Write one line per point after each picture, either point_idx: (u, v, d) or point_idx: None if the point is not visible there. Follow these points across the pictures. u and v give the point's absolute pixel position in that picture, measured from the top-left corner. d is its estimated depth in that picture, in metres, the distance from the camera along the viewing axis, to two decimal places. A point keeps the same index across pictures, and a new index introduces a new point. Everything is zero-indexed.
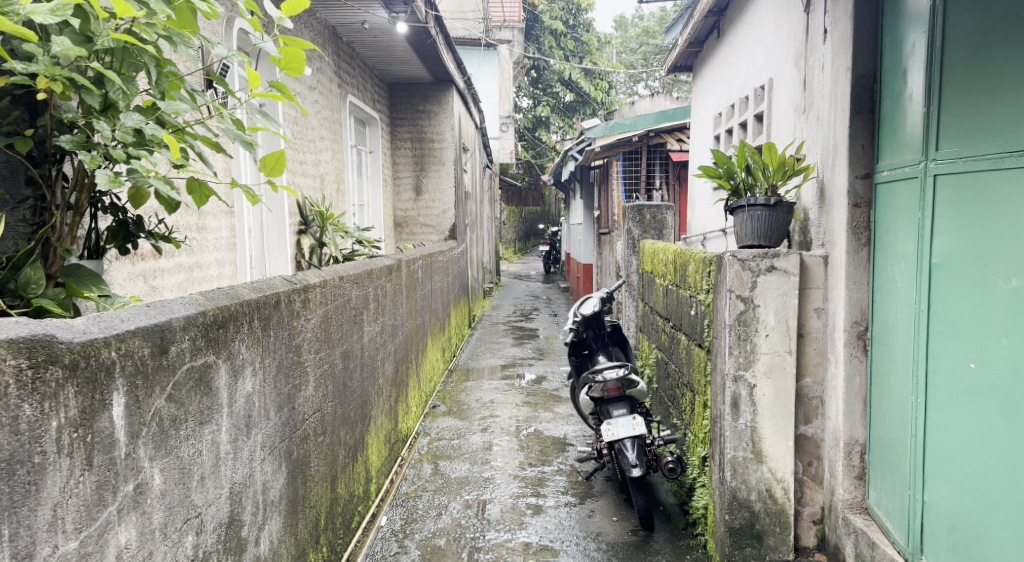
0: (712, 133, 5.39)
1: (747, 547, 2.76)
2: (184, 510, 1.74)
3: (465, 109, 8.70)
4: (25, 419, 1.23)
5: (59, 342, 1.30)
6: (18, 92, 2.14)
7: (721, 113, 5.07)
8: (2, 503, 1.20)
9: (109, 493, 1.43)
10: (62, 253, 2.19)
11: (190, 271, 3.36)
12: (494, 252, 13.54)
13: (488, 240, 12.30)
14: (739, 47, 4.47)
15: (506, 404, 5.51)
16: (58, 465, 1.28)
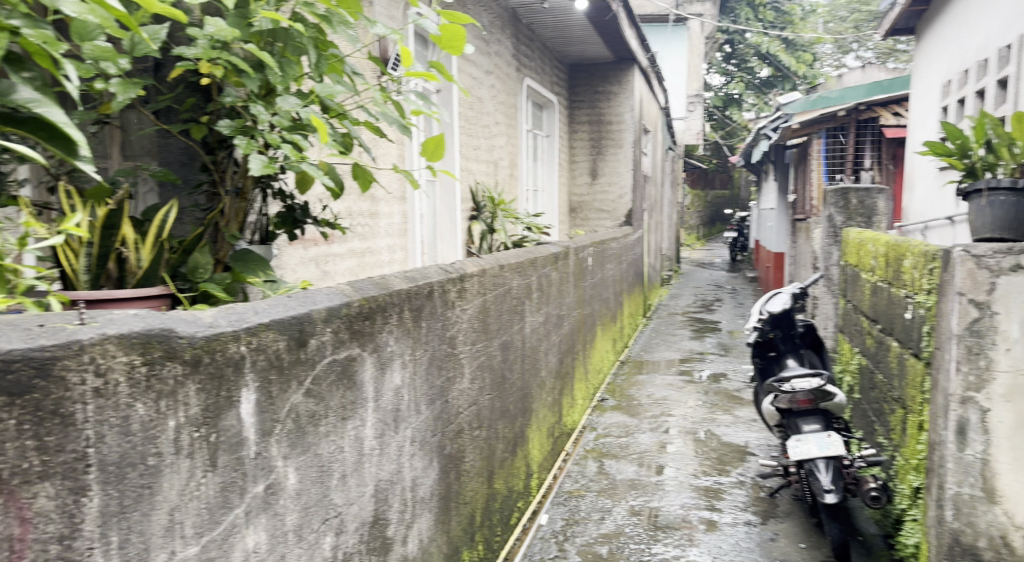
0: (940, 104, 4.74)
1: None
2: (322, 510, 1.65)
3: (648, 88, 8.35)
4: (138, 418, 1.11)
5: (179, 336, 1.20)
6: (189, 78, 2.13)
7: (952, 81, 4.42)
8: (111, 508, 1.07)
9: (235, 496, 1.33)
10: (229, 239, 2.19)
11: (361, 257, 3.36)
12: (676, 238, 13.06)
13: (668, 225, 11.87)
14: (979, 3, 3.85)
15: (681, 403, 5.19)
16: (175, 468, 1.18)
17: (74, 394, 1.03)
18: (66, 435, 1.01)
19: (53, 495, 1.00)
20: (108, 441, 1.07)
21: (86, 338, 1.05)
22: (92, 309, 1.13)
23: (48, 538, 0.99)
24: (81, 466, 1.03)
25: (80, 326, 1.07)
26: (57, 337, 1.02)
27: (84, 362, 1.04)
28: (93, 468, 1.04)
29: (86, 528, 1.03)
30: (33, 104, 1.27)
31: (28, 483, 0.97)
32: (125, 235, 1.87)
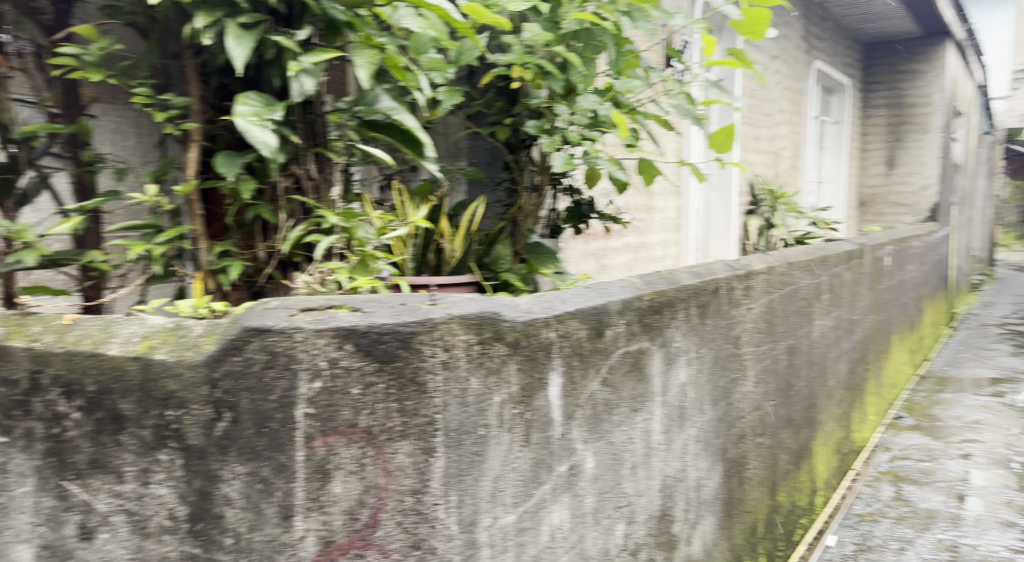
0: None
1: None
2: (615, 498, 1.69)
3: (963, 64, 7.47)
4: (472, 390, 1.26)
5: (504, 320, 1.32)
6: (499, 83, 2.33)
7: None
8: (451, 469, 1.23)
9: (544, 472, 1.43)
10: (525, 232, 2.35)
11: (638, 251, 3.42)
12: (991, 240, 11.54)
13: (982, 222, 10.52)
14: None
15: (997, 429, 4.58)
16: (499, 439, 1.31)
17: (428, 364, 1.20)
18: (421, 400, 1.20)
19: (410, 452, 1.19)
20: (451, 408, 1.23)
21: (438, 317, 1.21)
22: (437, 292, 1.30)
23: (404, 490, 1.19)
24: (429, 428, 1.21)
25: (431, 306, 1.24)
26: (415, 315, 1.21)
27: (436, 337, 1.21)
28: (439, 431, 1.21)
29: (433, 485, 1.21)
30: (391, 111, 1.79)
31: (392, 439, 1.18)
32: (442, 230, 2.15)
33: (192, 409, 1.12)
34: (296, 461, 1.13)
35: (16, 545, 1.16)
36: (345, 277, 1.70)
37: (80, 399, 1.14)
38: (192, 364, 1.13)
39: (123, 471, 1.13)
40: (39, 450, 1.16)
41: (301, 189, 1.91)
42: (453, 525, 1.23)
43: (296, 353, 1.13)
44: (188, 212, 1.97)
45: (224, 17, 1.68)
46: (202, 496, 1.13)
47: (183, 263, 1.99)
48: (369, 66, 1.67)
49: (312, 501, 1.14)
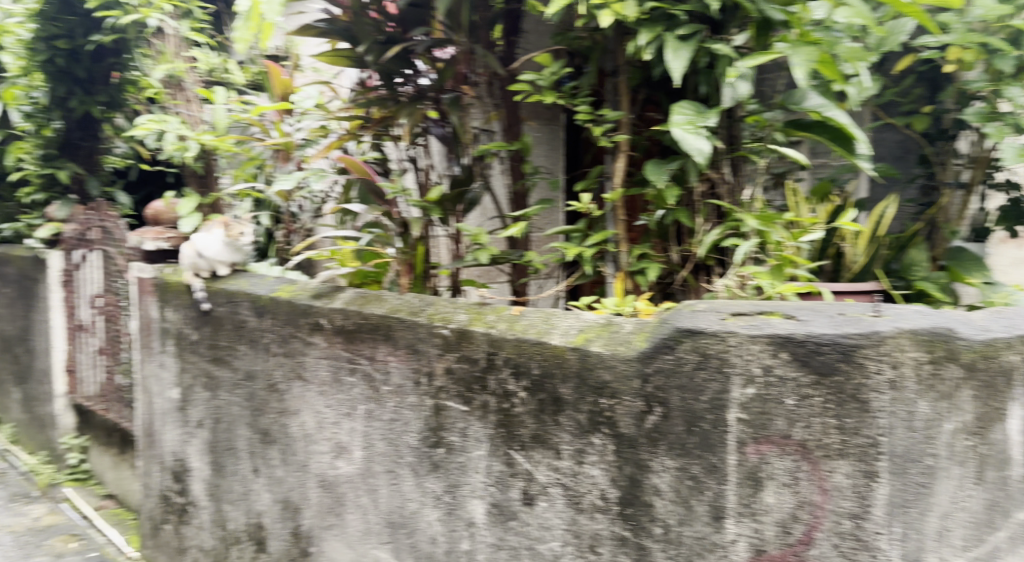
0: None
1: None
2: None
3: None
4: (922, 417, 1.70)
5: (958, 339, 1.73)
6: (919, 74, 2.65)
7: None
8: (898, 500, 1.71)
9: (998, 518, 1.85)
10: (946, 237, 2.52)
11: None
12: None
13: None
14: None
15: None
16: (949, 473, 1.75)
17: (875, 383, 1.68)
18: (862, 423, 1.70)
19: (851, 473, 1.71)
20: (898, 435, 1.69)
21: (886, 332, 1.69)
22: (883, 307, 1.80)
23: (847, 513, 1.73)
24: (872, 450, 1.70)
25: (876, 320, 1.74)
26: (861, 329, 1.71)
27: (884, 352, 1.68)
28: (882, 454, 1.69)
29: (875, 513, 1.71)
30: (821, 109, 2.14)
31: (831, 456, 1.72)
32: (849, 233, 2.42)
33: (624, 399, 1.95)
34: (728, 465, 1.80)
35: (477, 506, 2.34)
36: (767, 281, 2.11)
37: (526, 382, 2.15)
38: (625, 359, 1.94)
39: (559, 448, 2.09)
40: (491, 416, 2.27)
41: (716, 194, 2.33)
42: (895, 554, 1.71)
43: (730, 357, 1.78)
44: (608, 216, 2.50)
45: (664, 31, 2.16)
46: (634, 480, 1.95)
47: (606, 263, 2.50)
48: (805, 65, 1.97)
49: (746, 505, 1.80)
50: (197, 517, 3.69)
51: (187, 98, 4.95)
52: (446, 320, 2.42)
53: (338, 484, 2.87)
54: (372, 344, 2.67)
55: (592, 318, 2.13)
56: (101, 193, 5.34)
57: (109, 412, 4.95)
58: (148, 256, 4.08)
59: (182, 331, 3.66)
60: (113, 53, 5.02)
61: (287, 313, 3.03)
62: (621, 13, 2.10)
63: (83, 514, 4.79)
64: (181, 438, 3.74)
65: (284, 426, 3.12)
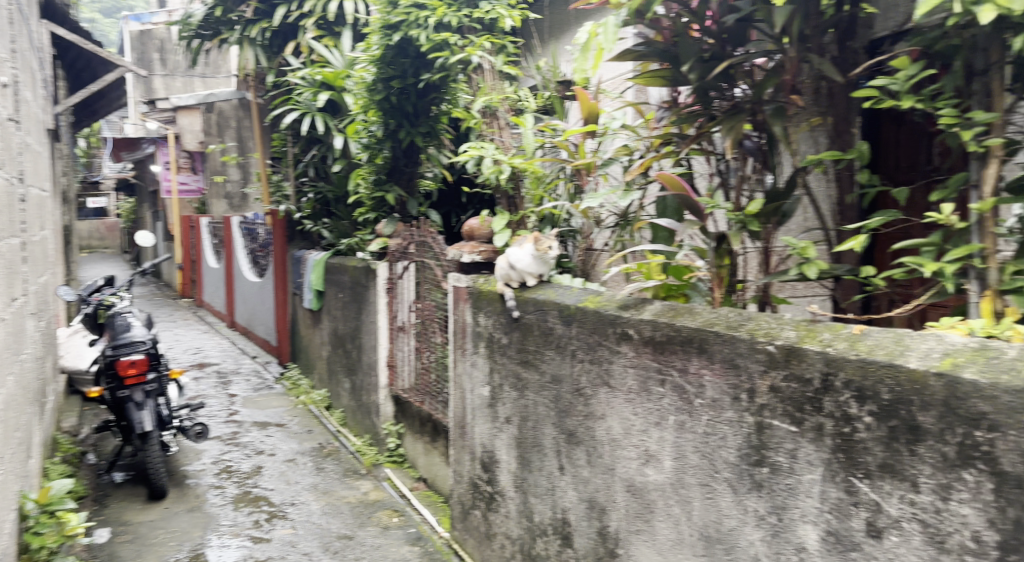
0: None
1: None
2: None
3: None
4: None
5: None
6: None
7: None
8: None
9: None
10: None
11: None
12: None
13: None
14: None
15: None
16: None
17: None
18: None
19: None
20: None
21: None
22: None
23: None
24: None
25: None
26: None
27: None
28: None
29: None
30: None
31: None
32: None
33: (1010, 434, 1.77)
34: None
35: (804, 524, 2.22)
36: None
37: (869, 405, 2.04)
38: (1013, 389, 1.77)
39: (917, 481, 1.93)
40: (827, 440, 2.15)
41: None
42: None
43: None
44: (973, 228, 2.26)
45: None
46: (1021, 524, 1.75)
47: (969, 283, 2.27)
48: None
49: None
50: (505, 506, 3.95)
51: (500, 125, 5.28)
52: (772, 337, 2.34)
53: (648, 491, 2.90)
54: (685, 357, 2.68)
55: (961, 342, 1.98)
56: (418, 212, 6.37)
57: (425, 403, 5.43)
58: (462, 266, 4.47)
59: (495, 335, 4.00)
60: (436, 91, 5.82)
61: (596, 322, 3.20)
62: (1007, 7, 1.98)
63: (402, 493, 5.34)
64: (491, 432, 4.06)
65: (590, 429, 3.26)
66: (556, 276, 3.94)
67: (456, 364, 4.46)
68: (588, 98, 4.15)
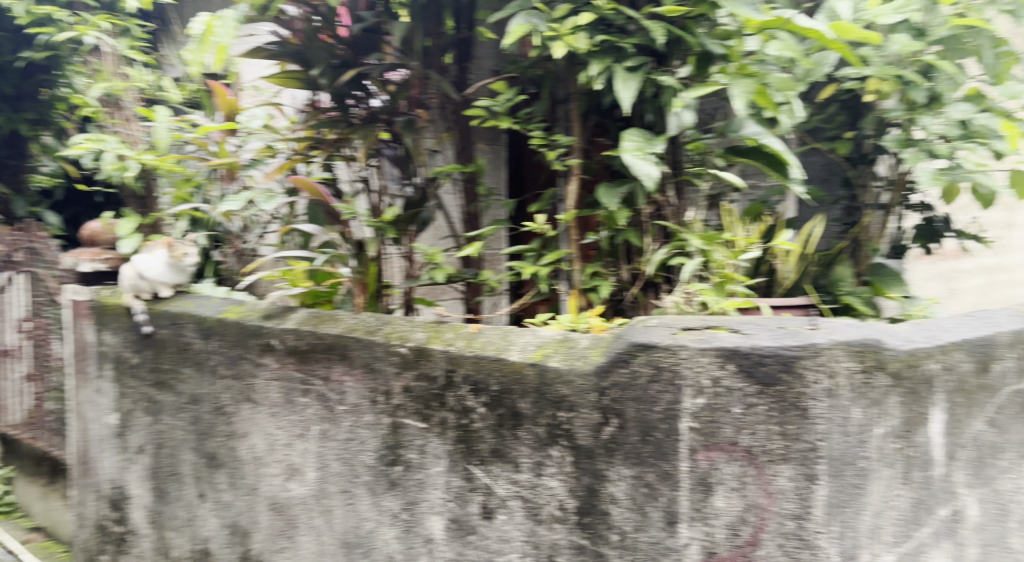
0: None
1: None
2: (1000, 552, 2.03)
3: None
4: (856, 421, 1.85)
5: (886, 351, 1.86)
6: (841, 98, 2.87)
7: None
8: (841, 498, 1.85)
9: (923, 513, 1.94)
10: (869, 253, 2.80)
11: (994, 272, 3.75)
12: None
13: None
14: None
15: None
16: (881, 475, 1.88)
17: (813, 391, 1.83)
18: (802, 427, 1.84)
19: (792, 477, 1.85)
20: (835, 439, 1.84)
21: (823, 345, 1.83)
22: (817, 322, 1.94)
23: (790, 514, 1.86)
24: (812, 454, 1.83)
25: (814, 333, 1.87)
26: (800, 341, 1.85)
27: (819, 364, 1.82)
28: (821, 458, 1.83)
29: (815, 513, 1.85)
30: (758, 137, 2.29)
31: (774, 461, 1.86)
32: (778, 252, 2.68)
33: (582, 412, 2.03)
34: (682, 471, 1.92)
35: (432, 514, 2.35)
36: (711, 297, 2.26)
37: (484, 396, 2.21)
38: (584, 374, 2.02)
39: (519, 462, 2.14)
40: (450, 433, 2.30)
41: (663, 215, 2.51)
42: (834, 552, 1.86)
43: (682, 369, 1.90)
44: (561, 235, 2.66)
45: (612, 62, 2.32)
46: (591, 490, 2.03)
47: (559, 281, 2.65)
48: (744, 96, 2.16)
49: (698, 509, 1.91)
50: (137, 546, 3.58)
51: (126, 116, 4.37)
52: (404, 339, 2.43)
53: (292, 506, 2.79)
54: (327, 364, 2.62)
55: (549, 334, 2.22)
56: (26, 213, 4.84)
57: (38, 439, 4.61)
58: (81, 277, 3.91)
59: (123, 354, 3.54)
60: (46, 71, 4.69)
61: (238, 333, 2.94)
62: (573, 45, 2.26)
63: (8, 549, 4.47)
64: (120, 465, 3.61)
65: (232, 448, 3.02)
66: (196, 286, 3.58)
67: (72, 391, 3.82)
68: (226, 92, 3.69)
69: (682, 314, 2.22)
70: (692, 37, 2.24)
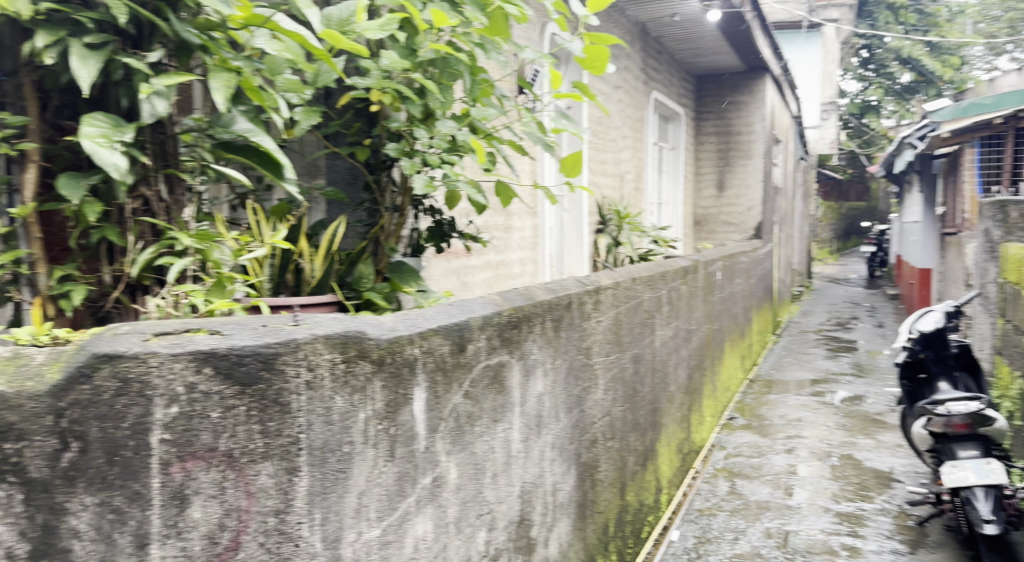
0: None
1: None
2: (476, 506, 2.07)
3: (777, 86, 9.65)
4: (337, 409, 1.55)
5: (369, 339, 1.64)
6: (357, 105, 2.63)
7: None
8: (320, 487, 1.51)
9: (408, 485, 1.76)
10: (388, 251, 2.59)
11: (497, 268, 4.33)
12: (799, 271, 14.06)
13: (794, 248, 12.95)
14: None
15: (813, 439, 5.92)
16: (363, 455, 1.62)
17: (291, 384, 1.46)
18: (283, 422, 1.45)
19: (273, 473, 1.44)
20: (315, 428, 1.50)
21: (302, 339, 1.49)
22: (299, 314, 1.61)
23: (270, 511, 1.43)
24: (293, 448, 1.46)
25: (295, 329, 1.52)
26: (279, 337, 1.47)
27: (299, 357, 1.48)
28: (303, 450, 1.47)
29: (297, 505, 1.46)
30: (249, 133, 2.22)
31: (254, 461, 1.41)
32: (300, 249, 2.39)
33: (33, 440, 1.26)
34: (154, 488, 1.33)
35: None
36: (203, 299, 2.02)
37: None
38: (32, 394, 1.26)
39: None
40: None
41: (150, 210, 2.26)
42: (317, 542, 1.49)
43: (152, 379, 1.33)
44: (22, 235, 2.24)
45: (68, 36, 2.02)
46: (48, 531, 1.26)
47: (19, 288, 2.23)
48: (223, 90, 2.04)
49: (169, 527, 1.34)
50: None
51: None
52: None
53: None
54: None
55: None
56: None
57: None
58: None
59: None
60: None
61: None
62: (9, 9, 1.89)
63: None
64: None
65: None
66: None
67: None
68: None
69: (167, 317, 2.03)
70: (163, 23, 2.00)
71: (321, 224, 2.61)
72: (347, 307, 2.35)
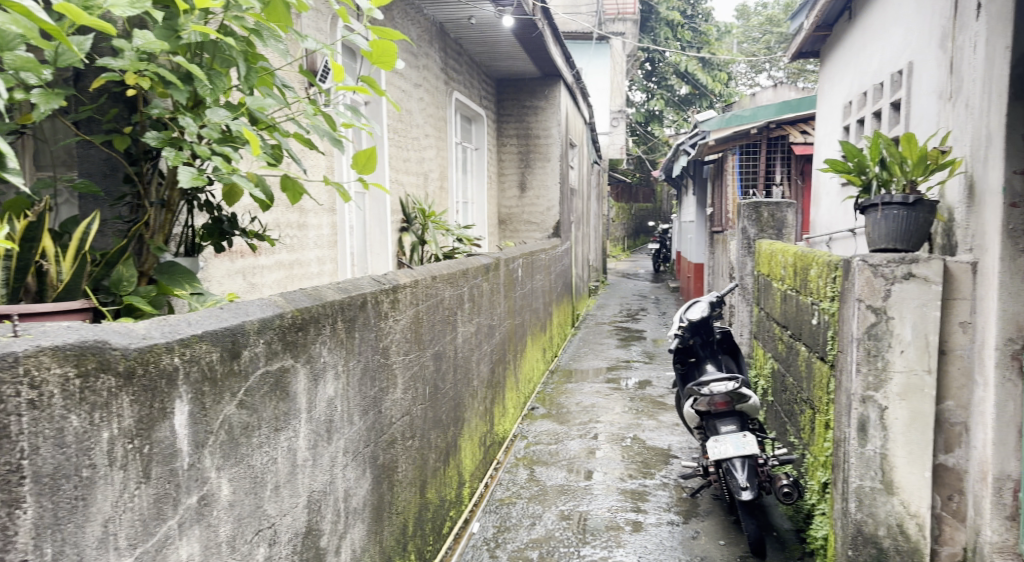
0: (855, 119, 6.44)
1: (867, 549, 3.14)
2: (256, 521, 1.97)
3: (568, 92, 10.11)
4: (72, 430, 1.41)
5: (113, 349, 1.52)
6: (115, 89, 2.41)
7: (868, 94, 5.90)
8: (50, 518, 1.37)
9: (169, 507, 1.64)
10: (154, 252, 2.39)
11: (291, 268, 4.15)
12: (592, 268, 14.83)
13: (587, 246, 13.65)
14: (889, 18, 5.35)
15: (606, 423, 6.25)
16: (109, 480, 1.48)
17: (9, 405, 1.32)
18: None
19: None
20: (43, 452, 1.36)
21: (22, 352, 1.35)
22: (22, 325, 1.45)
23: None
24: (14, 477, 1.31)
25: (15, 341, 1.38)
26: None
27: (19, 374, 1.33)
28: (26, 478, 1.33)
29: (20, 540, 1.32)
30: None
31: None
32: (46, 248, 2.14)
33: None
34: None
35: None
36: None
37: None
38: None
39: None
40: None
41: None
42: None
43: None
44: None
45: None
46: None
47: None
48: None
49: None
50: None
51: None
52: None
53: None
54: None
55: None
56: None
57: None
58: None
59: None
60: None
61: None
62: None
63: None
64: None
65: None
66: None
67: None
68: None
69: None
70: None
71: (73, 221, 2.35)
72: (105, 313, 2.15)
